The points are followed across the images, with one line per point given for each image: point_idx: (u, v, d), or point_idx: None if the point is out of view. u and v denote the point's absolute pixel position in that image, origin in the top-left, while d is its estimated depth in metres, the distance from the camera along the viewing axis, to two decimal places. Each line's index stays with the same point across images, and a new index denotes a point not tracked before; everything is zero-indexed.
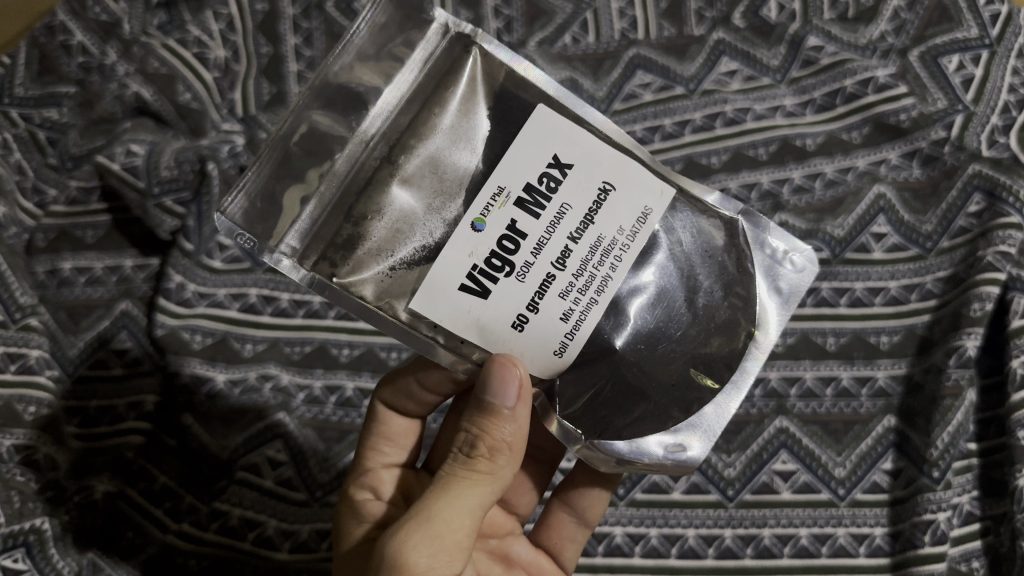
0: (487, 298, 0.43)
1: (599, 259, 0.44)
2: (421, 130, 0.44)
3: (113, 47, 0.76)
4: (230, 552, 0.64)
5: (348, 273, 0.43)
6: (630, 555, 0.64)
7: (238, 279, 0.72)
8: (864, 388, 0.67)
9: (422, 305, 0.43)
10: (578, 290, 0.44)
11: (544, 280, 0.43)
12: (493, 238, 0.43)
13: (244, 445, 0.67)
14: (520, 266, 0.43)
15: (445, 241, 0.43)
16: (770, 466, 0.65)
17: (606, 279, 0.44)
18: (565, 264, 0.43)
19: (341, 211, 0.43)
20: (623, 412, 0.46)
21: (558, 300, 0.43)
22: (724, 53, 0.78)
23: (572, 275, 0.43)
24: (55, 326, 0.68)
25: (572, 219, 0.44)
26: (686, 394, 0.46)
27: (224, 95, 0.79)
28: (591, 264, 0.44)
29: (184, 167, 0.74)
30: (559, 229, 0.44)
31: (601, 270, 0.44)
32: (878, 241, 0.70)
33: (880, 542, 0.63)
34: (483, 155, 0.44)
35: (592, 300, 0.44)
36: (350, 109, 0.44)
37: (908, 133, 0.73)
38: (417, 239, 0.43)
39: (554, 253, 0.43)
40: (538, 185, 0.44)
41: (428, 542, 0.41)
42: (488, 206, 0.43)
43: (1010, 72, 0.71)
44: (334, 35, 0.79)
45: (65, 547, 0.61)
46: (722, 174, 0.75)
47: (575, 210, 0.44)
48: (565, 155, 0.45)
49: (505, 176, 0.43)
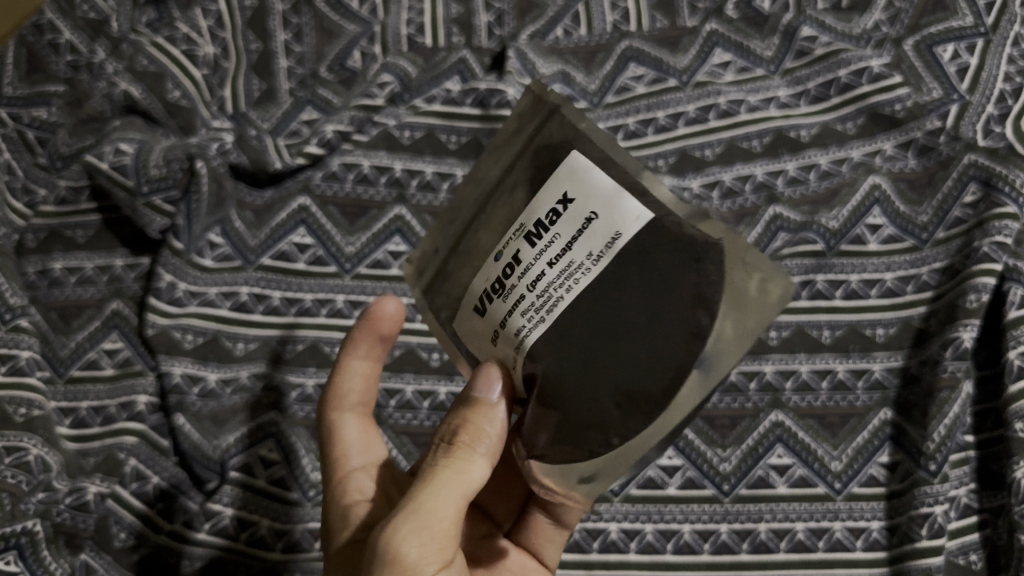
0: (485, 315, 0.44)
1: (562, 282, 0.41)
2: (508, 177, 0.45)
3: (102, 46, 0.77)
4: (223, 553, 0.64)
5: (446, 297, 0.47)
6: (625, 552, 0.63)
7: (229, 277, 0.71)
8: (860, 380, 0.66)
9: (461, 325, 0.46)
10: (536, 309, 0.42)
11: (518, 301, 0.42)
12: (501, 263, 0.43)
13: (237, 444, 0.67)
14: (508, 282, 0.42)
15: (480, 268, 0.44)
16: (765, 461, 0.65)
17: (559, 299, 0.41)
18: (534, 287, 0.41)
19: (446, 252, 0.48)
20: (550, 434, 0.44)
21: (518, 315, 0.42)
22: (717, 44, 0.78)
23: (535, 292, 0.41)
24: (46, 327, 0.69)
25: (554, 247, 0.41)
26: (593, 439, 0.42)
27: (215, 92, 0.78)
28: (552, 287, 0.41)
29: (174, 165, 0.73)
30: (538, 254, 0.41)
31: (557, 291, 0.41)
32: (873, 233, 0.70)
33: (877, 536, 0.63)
34: (528, 190, 0.43)
35: (541, 319, 0.41)
36: (480, 164, 0.47)
37: (904, 123, 0.72)
38: (472, 273, 0.45)
39: (531, 277, 0.41)
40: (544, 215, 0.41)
41: (417, 533, 0.40)
42: (509, 237, 0.43)
43: (1006, 60, 0.72)
44: (325, 31, 0.80)
45: (58, 549, 0.61)
46: (715, 167, 0.74)
47: (562, 238, 0.41)
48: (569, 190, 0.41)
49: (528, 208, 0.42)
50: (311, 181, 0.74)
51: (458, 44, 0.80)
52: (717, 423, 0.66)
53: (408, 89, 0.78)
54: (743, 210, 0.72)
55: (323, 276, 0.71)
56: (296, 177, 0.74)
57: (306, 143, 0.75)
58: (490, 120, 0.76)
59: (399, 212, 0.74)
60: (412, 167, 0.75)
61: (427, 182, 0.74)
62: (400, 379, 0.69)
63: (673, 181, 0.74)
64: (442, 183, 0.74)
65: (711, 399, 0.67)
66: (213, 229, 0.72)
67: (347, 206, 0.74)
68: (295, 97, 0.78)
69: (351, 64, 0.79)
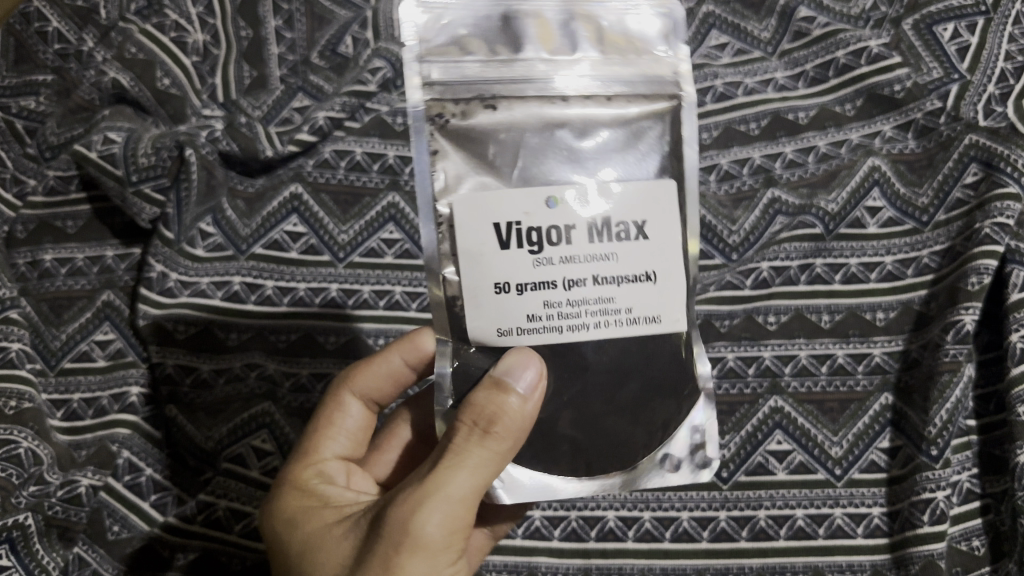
0: (521, 295, 0.45)
1: (593, 308, 0.45)
2: None
3: (90, 34, 0.75)
4: (216, 542, 0.64)
5: None
6: (624, 540, 0.63)
7: (221, 267, 0.69)
8: (860, 365, 0.65)
9: (475, 318, 0.45)
10: (558, 311, 0.45)
11: (545, 281, 0.44)
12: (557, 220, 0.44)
13: (228, 435, 0.66)
14: (545, 257, 0.44)
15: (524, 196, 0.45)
16: (765, 447, 0.64)
17: (583, 326, 0.45)
18: (569, 288, 0.44)
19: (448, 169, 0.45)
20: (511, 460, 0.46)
21: (540, 304, 0.45)
22: (713, 27, 0.76)
23: (568, 299, 0.45)
24: (38, 318, 0.68)
25: (610, 269, 0.45)
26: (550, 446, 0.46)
27: (205, 80, 0.76)
28: (584, 308, 0.45)
29: (162, 153, 0.72)
30: (585, 263, 0.44)
31: (587, 318, 0.45)
32: (873, 215, 0.68)
33: (878, 522, 0.62)
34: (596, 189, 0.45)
35: (557, 328, 0.45)
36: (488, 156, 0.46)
37: (904, 104, 0.71)
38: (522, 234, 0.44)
39: (570, 275, 0.44)
40: (609, 224, 0.45)
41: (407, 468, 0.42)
42: (567, 198, 0.45)
43: (1007, 39, 0.70)
44: (316, 16, 0.78)
45: (50, 543, 0.62)
46: (713, 150, 0.72)
47: (617, 263, 0.45)
48: (651, 224, 0.46)
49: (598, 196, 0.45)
50: (303, 169, 0.73)
51: None
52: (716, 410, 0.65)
53: (400, 74, 0.76)
54: (741, 194, 0.71)
55: (317, 264, 0.70)
56: (289, 165, 0.74)
57: (297, 131, 0.74)
58: None
59: (393, 199, 0.73)
60: (405, 154, 0.74)
61: None
62: None
63: None
64: None
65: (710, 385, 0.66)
66: (205, 219, 0.71)
67: (340, 194, 0.73)
68: (286, 84, 0.76)
69: (343, 49, 0.77)
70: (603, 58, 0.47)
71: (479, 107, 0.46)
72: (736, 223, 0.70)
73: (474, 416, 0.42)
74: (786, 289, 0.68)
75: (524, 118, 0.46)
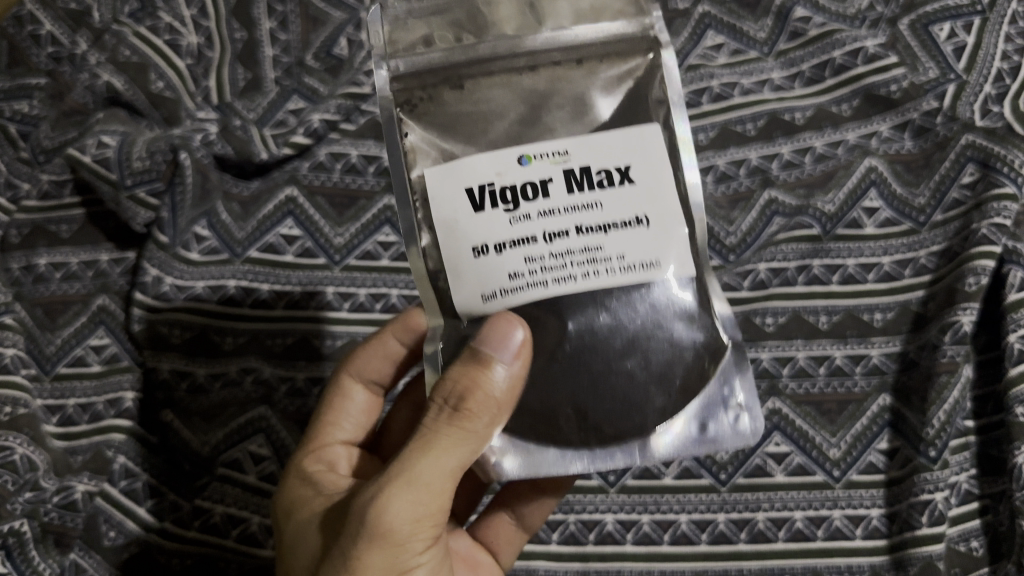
0: (500, 254, 0.44)
1: (580, 259, 0.44)
2: None
3: (84, 37, 0.75)
4: (213, 548, 0.63)
5: None
6: (622, 543, 0.62)
7: (216, 270, 0.69)
8: (858, 365, 0.65)
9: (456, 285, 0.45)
10: (542, 265, 0.44)
11: (525, 236, 0.44)
12: (529, 174, 0.44)
13: (224, 440, 0.66)
14: (521, 213, 0.44)
15: (496, 152, 0.45)
16: (763, 449, 0.64)
17: (572, 277, 0.44)
18: (552, 240, 0.44)
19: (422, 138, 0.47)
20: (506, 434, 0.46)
21: (522, 260, 0.44)
22: (709, 27, 0.76)
23: (551, 252, 0.44)
24: (32, 324, 0.68)
25: (594, 218, 0.44)
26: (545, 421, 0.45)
27: (199, 82, 0.76)
28: (571, 259, 0.44)
29: (157, 157, 0.71)
30: (565, 213, 0.44)
31: (576, 270, 0.44)
32: (870, 216, 0.68)
33: (876, 523, 0.62)
34: (571, 140, 0.45)
35: (544, 281, 0.44)
36: (459, 125, 0.46)
37: (900, 104, 0.71)
38: (494, 191, 0.44)
39: (552, 226, 0.44)
40: (589, 175, 0.44)
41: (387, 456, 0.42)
42: (543, 155, 0.45)
43: (1003, 38, 0.71)
44: (311, 19, 0.77)
45: (46, 549, 0.61)
46: (710, 151, 0.72)
47: (601, 213, 0.44)
48: (636, 168, 0.45)
49: (573, 146, 0.45)
50: (298, 172, 0.73)
51: None
52: None
53: None
54: (737, 195, 0.71)
55: (312, 267, 0.70)
56: (283, 168, 0.73)
57: (292, 133, 0.74)
58: None
59: (389, 202, 0.72)
60: None
61: None
62: None
63: None
64: None
65: None
66: (199, 222, 0.70)
67: (336, 196, 0.72)
68: (281, 86, 0.76)
69: (337, 51, 0.77)
70: (576, 33, 0.47)
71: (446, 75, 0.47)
72: (734, 224, 0.70)
73: (443, 395, 0.42)
74: (784, 290, 0.68)
75: (491, 86, 0.47)
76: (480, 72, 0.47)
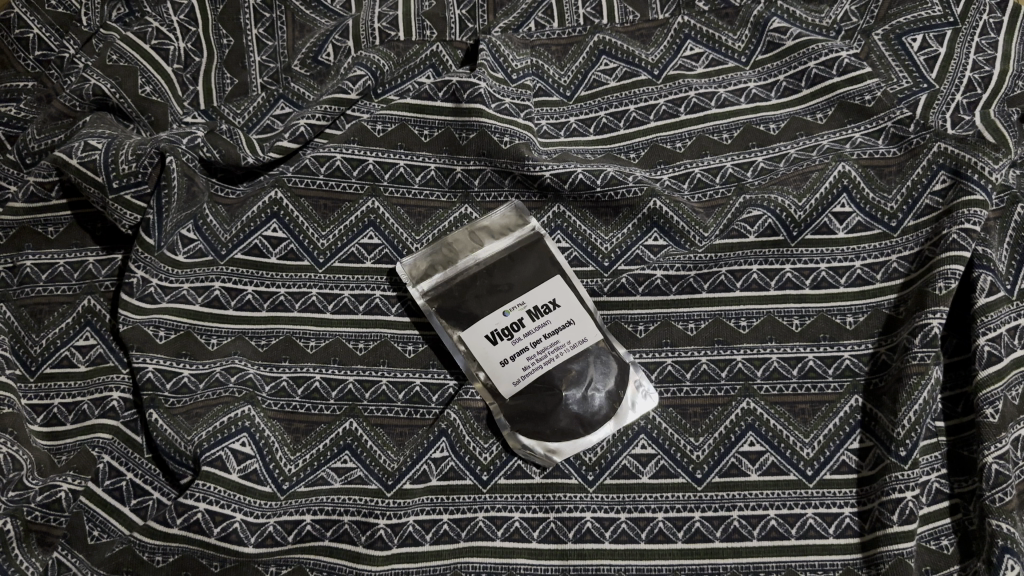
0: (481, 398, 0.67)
1: (538, 350, 0.67)
2: (532, 271, 0.69)
3: (72, 41, 0.78)
4: (196, 546, 0.63)
5: (487, 318, 0.68)
6: (601, 541, 0.64)
7: (201, 273, 0.70)
8: (830, 368, 0.67)
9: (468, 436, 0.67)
10: (514, 391, 0.67)
11: (499, 386, 0.67)
12: (495, 360, 0.67)
13: (208, 440, 0.65)
14: (492, 373, 0.67)
15: (473, 348, 0.67)
16: (737, 448, 0.66)
17: (536, 368, 0.67)
18: (518, 384, 0.67)
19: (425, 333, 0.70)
20: None
21: (501, 360, 0.67)
22: (688, 36, 0.80)
23: (518, 377, 0.67)
24: (18, 325, 0.69)
25: (542, 331, 0.68)
26: None
27: (186, 88, 0.78)
28: (532, 364, 0.67)
29: (143, 159, 0.68)
30: (522, 352, 0.67)
31: (537, 363, 0.67)
32: (840, 221, 0.70)
33: (849, 521, 0.63)
34: (526, 362, 0.67)
35: (518, 396, 0.67)
36: (443, 258, 0.70)
37: (873, 114, 0.73)
38: (470, 349, 0.68)
39: (515, 382, 0.67)
40: (533, 306, 0.68)
41: None
42: (504, 343, 0.67)
43: (974, 49, 0.73)
44: (297, 24, 0.81)
45: (29, 547, 0.62)
46: (686, 160, 0.75)
47: (545, 326, 0.68)
48: (559, 296, 0.69)
49: (520, 307, 0.68)
50: (283, 175, 0.74)
51: (430, 38, 0.80)
52: (690, 412, 0.67)
53: (380, 82, 0.77)
54: (713, 202, 0.72)
55: (296, 270, 0.72)
56: (269, 172, 0.74)
57: (279, 138, 0.74)
58: (462, 115, 0.75)
59: (373, 205, 0.74)
60: (385, 160, 0.74)
61: (400, 175, 0.74)
62: (375, 371, 0.69)
63: (644, 173, 0.74)
64: (415, 176, 0.74)
65: (683, 388, 0.68)
66: (186, 225, 0.71)
67: (321, 200, 0.74)
68: (268, 92, 0.78)
69: (324, 57, 0.79)
70: (505, 128, 0.74)
71: (429, 247, 0.71)
72: (707, 231, 0.71)
73: None
74: (751, 293, 0.69)
75: (468, 305, 0.68)
76: (456, 241, 0.70)
